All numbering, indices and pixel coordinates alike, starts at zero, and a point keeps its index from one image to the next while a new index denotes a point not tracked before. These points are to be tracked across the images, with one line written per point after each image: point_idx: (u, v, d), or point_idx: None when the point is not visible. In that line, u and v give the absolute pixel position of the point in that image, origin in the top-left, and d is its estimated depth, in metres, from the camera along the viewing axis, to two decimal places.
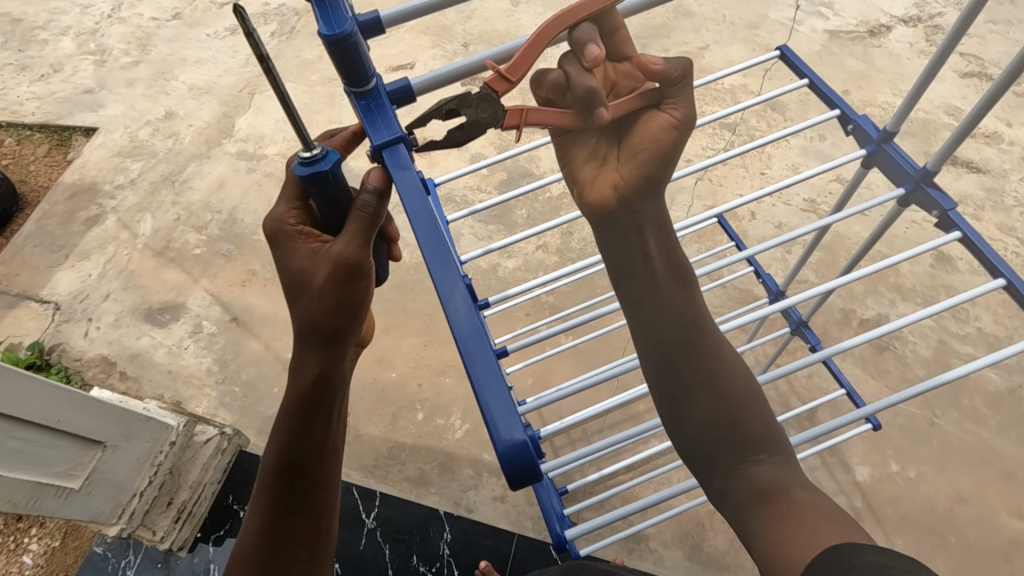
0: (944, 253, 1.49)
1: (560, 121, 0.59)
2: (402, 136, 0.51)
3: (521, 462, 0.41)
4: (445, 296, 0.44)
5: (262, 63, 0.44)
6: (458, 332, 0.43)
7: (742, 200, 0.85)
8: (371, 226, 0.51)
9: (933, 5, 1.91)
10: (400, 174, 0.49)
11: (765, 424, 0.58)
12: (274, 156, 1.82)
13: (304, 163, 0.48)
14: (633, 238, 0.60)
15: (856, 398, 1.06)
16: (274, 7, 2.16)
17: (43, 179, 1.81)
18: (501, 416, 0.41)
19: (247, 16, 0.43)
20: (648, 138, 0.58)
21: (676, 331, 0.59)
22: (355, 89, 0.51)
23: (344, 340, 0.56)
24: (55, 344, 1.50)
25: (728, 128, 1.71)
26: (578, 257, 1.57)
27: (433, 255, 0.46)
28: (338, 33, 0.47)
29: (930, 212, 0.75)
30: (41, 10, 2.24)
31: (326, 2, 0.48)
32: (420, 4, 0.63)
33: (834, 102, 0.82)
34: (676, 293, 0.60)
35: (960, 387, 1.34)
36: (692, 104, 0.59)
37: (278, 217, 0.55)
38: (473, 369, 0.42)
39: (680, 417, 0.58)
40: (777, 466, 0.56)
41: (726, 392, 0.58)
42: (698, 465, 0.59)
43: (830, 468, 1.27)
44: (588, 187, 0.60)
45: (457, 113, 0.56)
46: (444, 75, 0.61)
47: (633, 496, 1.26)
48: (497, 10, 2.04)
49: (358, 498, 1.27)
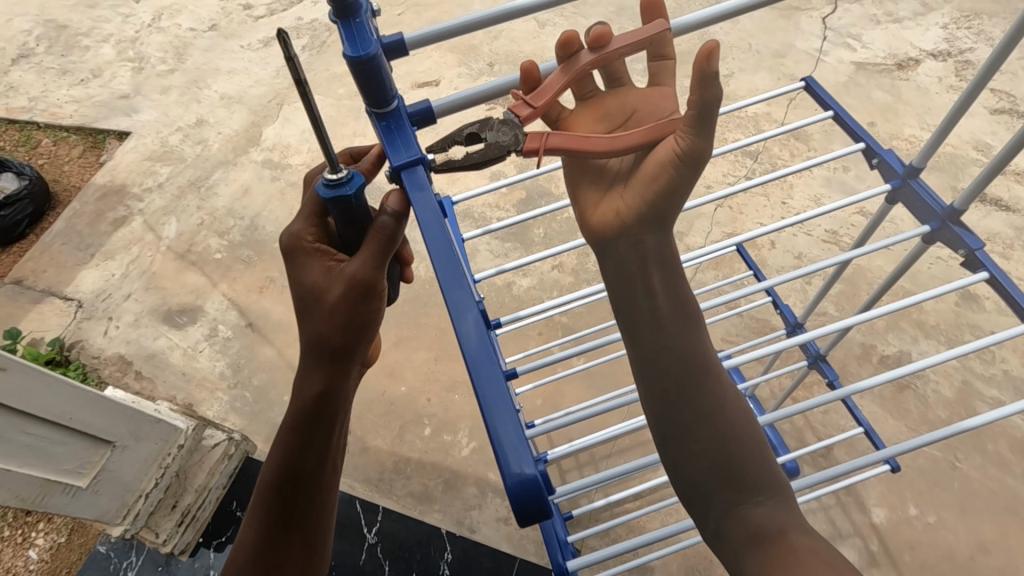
0: (970, 291, 1.45)
1: (583, 145, 0.59)
2: (422, 158, 0.51)
3: (531, 499, 0.40)
4: (458, 321, 0.44)
5: (298, 86, 0.45)
6: (471, 356, 0.43)
7: (762, 230, 0.84)
8: (387, 248, 0.51)
9: (964, 40, 1.89)
10: (418, 196, 0.49)
11: (766, 462, 0.55)
12: (298, 166, 1.85)
13: (327, 184, 0.49)
14: (633, 263, 0.59)
15: (874, 437, 1.02)
16: (307, 22, 2.22)
17: (76, 179, 1.87)
18: (511, 448, 0.40)
19: (288, 40, 0.43)
20: (655, 164, 0.59)
21: (678, 362, 0.57)
22: (377, 109, 0.52)
23: (354, 358, 0.56)
24: (75, 340, 1.53)
25: (750, 156, 1.70)
26: (593, 279, 1.56)
27: (449, 280, 0.46)
28: (362, 54, 0.48)
29: (956, 250, 0.74)
30: (85, 18, 2.32)
31: (353, 27, 0.49)
32: (446, 28, 0.64)
33: (858, 135, 0.81)
34: (678, 323, 0.58)
35: (985, 431, 1.29)
36: (702, 138, 0.56)
37: (296, 233, 0.56)
38: (485, 397, 0.41)
39: (680, 450, 0.56)
40: (777, 508, 0.53)
41: (727, 427, 0.55)
42: (694, 502, 0.55)
43: (847, 508, 1.24)
44: (589, 212, 0.62)
45: (478, 137, 0.58)
46: (468, 97, 0.61)
47: (639, 525, 1.23)
48: (524, 32, 2.07)
49: (361, 512, 1.26)
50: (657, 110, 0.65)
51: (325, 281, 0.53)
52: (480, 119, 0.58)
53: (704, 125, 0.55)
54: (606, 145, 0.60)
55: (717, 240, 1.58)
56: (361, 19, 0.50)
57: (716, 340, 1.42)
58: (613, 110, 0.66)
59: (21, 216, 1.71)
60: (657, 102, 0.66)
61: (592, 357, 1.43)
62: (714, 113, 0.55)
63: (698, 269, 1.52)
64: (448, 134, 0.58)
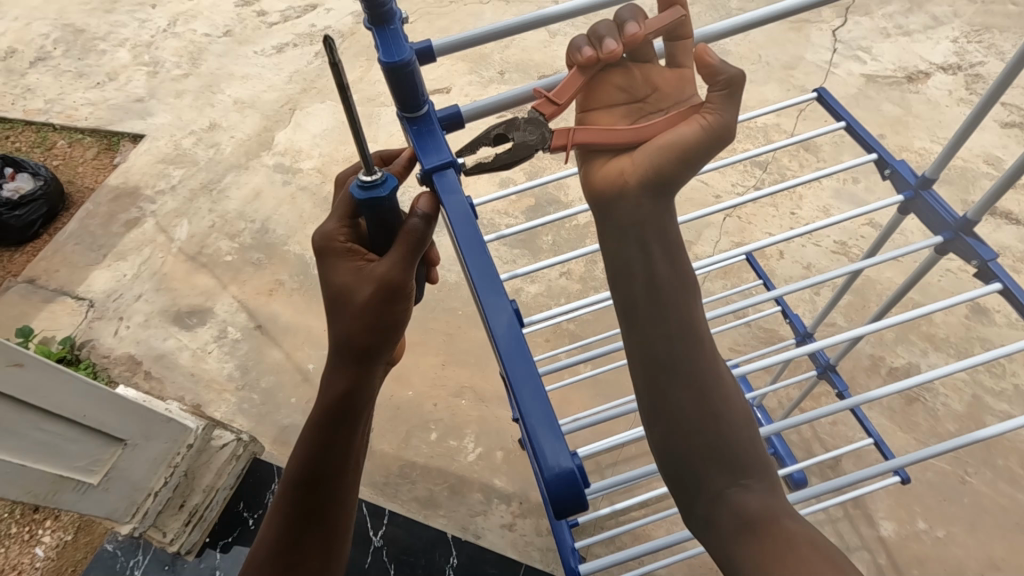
0: (980, 304, 1.44)
1: (607, 137, 0.61)
2: (452, 161, 0.52)
3: (567, 492, 0.40)
4: (492, 320, 0.44)
5: (340, 91, 0.46)
6: (504, 354, 0.43)
7: (772, 239, 0.84)
8: (416, 249, 0.52)
9: (974, 54, 1.89)
10: (449, 198, 0.50)
11: (755, 448, 0.56)
12: (309, 170, 1.86)
13: (362, 186, 0.49)
14: (633, 242, 0.59)
15: (884, 448, 1.01)
16: (321, 29, 2.25)
17: (89, 181, 1.89)
18: (547, 442, 0.40)
19: (333, 46, 0.44)
20: (677, 137, 0.61)
21: (675, 342, 0.57)
22: (409, 114, 0.53)
23: (380, 357, 0.57)
24: (86, 340, 1.55)
25: (760, 166, 1.71)
26: (601, 286, 1.56)
27: (482, 282, 0.46)
28: (397, 60, 0.50)
29: (968, 261, 0.74)
30: (102, 22, 2.36)
31: (388, 34, 0.51)
32: (476, 33, 0.64)
33: (871, 145, 0.81)
34: (676, 301, 0.58)
35: (995, 445, 1.28)
36: (727, 115, 0.62)
37: (328, 233, 0.56)
38: (521, 395, 0.41)
39: (672, 430, 0.56)
40: (766, 495, 0.54)
41: (719, 408, 0.56)
42: (683, 488, 0.56)
43: (854, 521, 1.23)
44: (598, 177, 0.62)
45: (505, 138, 0.58)
46: (497, 102, 0.62)
47: (644, 534, 1.22)
48: (535, 41, 2.09)
49: (367, 515, 1.26)
50: (676, 94, 0.68)
51: (355, 282, 0.54)
52: (507, 120, 0.58)
53: (733, 102, 0.62)
54: (629, 135, 0.62)
55: (726, 249, 1.58)
56: (395, 26, 0.51)
57: (724, 349, 1.42)
58: (636, 82, 0.67)
59: (36, 216, 1.73)
60: (677, 86, 0.68)
61: (599, 364, 1.44)
62: (738, 92, 0.62)
63: (707, 278, 1.53)
64: (476, 136, 0.59)
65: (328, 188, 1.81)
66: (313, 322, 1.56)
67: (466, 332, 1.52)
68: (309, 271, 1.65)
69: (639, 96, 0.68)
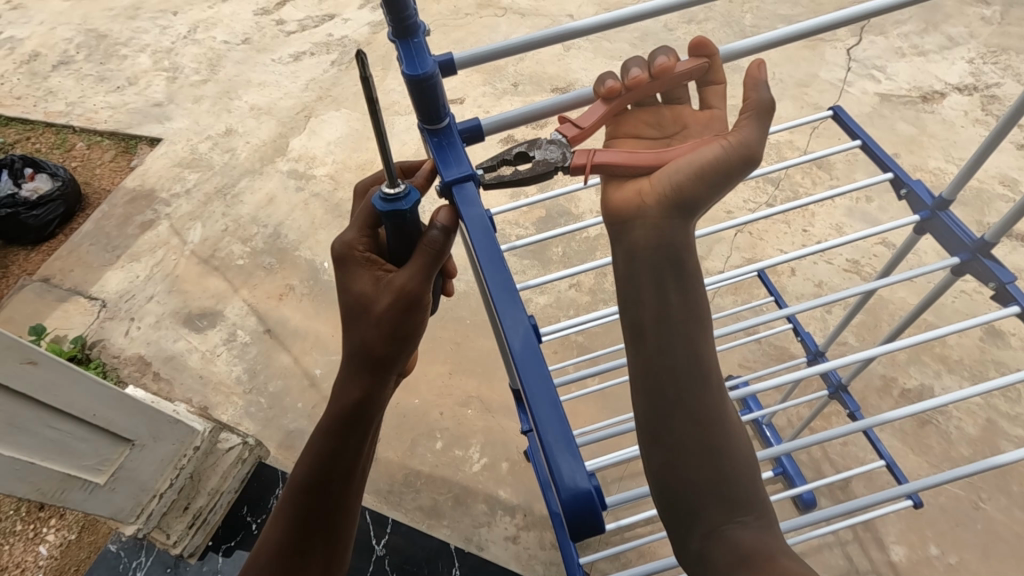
0: (996, 327, 1.42)
1: (628, 160, 0.62)
2: (471, 173, 0.53)
3: (584, 512, 0.40)
4: (510, 334, 0.44)
5: (370, 104, 0.46)
6: (523, 373, 0.43)
7: (785, 256, 0.83)
8: (435, 261, 0.52)
9: (990, 75, 1.88)
10: (468, 211, 0.50)
11: (755, 484, 0.52)
12: (322, 177, 1.88)
13: (385, 198, 0.49)
14: (644, 265, 0.58)
15: (896, 471, 0.99)
16: (337, 39, 2.29)
17: (106, 182, 1.92)
18: (565, 462, 0.40)
19: (365, 62, 0.45)
20: (699, 161, 0.62)
21: (683, 367, 0.54)
22: (430, 126, 0.54)
23: (394, 366, 0.57)
24: (97, 339, 1.56)
25: (772, 183, 1.70)
26: (610, 298, 1.56)
27: (502, 297, 0.46)
28: (420, 73, 0.51)
29: (986, 283, 0.73)
30: (125, 28, 2.41)
31: (412, 48, 0.52)
32: (498, 48, 0.65)
33: (887, 164, 0.81)
34: (685, 325, 0.56)
35: (1011, 471, 1.25)
36: (749, 147, 0.63)
37: (348, 242, 0.57)
38: (538, 413, 0.41)
39: (671, 456, 0.52)
40: (764, 532, 0.50)
41: (722, 437, 0.53)
42: (676, 518, 0.52)
43: (864, 544, 1.21)
44: (615, 191, 0.64)
45: (526, 156, 0.60)
46: (521, 115, 0.61)
47: (650, 551, 1.21)
48: (549, 54, 2.11)
49: (370, 524, 1.26)
50: (705, 130, 0.68)
51: (375, 291, 0.55)
52: (529, 139, 0.60)
53: (757, 134, 0.64)
54: (651, 158, 0.63)
55: (737, 264, 1.58)
56: (419, 39, 0.53)
57: (734, 365, 1.41)
58: (666, 121, 0.69)
59: (53, 216, 1.76)
60: (708, 125, 0.69)
61: (607, 378, 1.43)
62: (763, 132, 0.64)
63: (717, 294, 1.52)
64: (498, 154, 0.61)
65: (341, 195, 1.83)
66: (323, 328, 1.57)
67: (475, 341, 1.52)
68: (319, 277, 1.66)
69: (669, 134, 0.69)
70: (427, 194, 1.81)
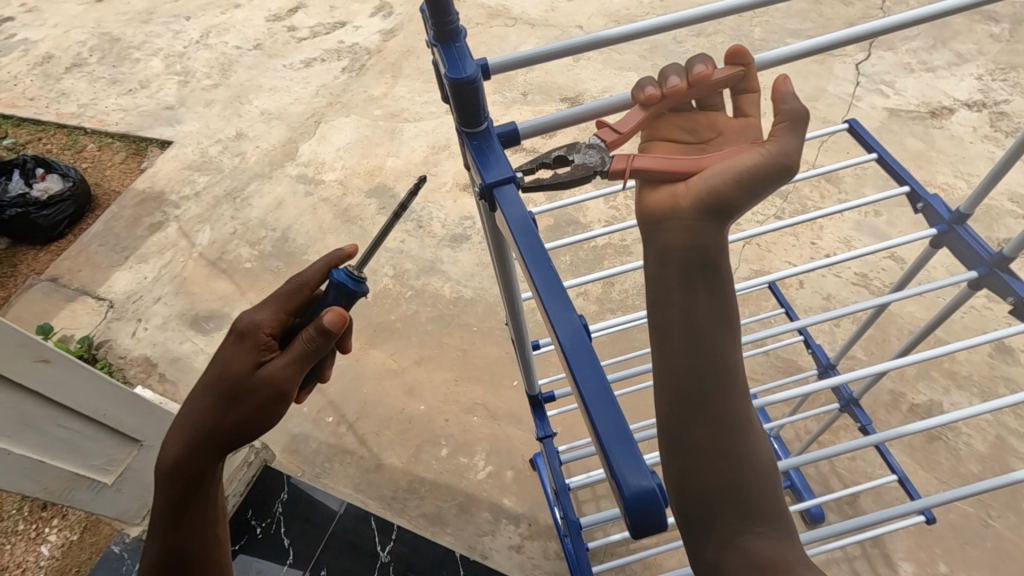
0: (1005, 344, 1.42)
1: (667, 165, 0.60)
2: (512, 176, 0.53)
3: (649, 513, 0.39)
4: (561, 331, 0.44)
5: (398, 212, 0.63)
6: (580, 375, 0.42)
7: (797, 268, 0.82)
8: (310, 358, 0.58)
9: (999, 92, 1.89)
10: (511, 212, 0.50)
11: (774, 495, 0.52)
12: (331, 182, 1.89)
13: (347, 274, 0.60)
14: (671, 265, 0.58)
15: (909, 486, 0.98)
16: (348, 45, 2.31)
17: (116, 183, 1.93)
18: (624, 463, 0.39)
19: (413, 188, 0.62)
20: (738, 166, 0.60)
21: (708, 370, 0.54)
22: (469, 128, 0.55)
23: (232, 443, 0.61)
24: (103, 340, 1.57)
25: (780, 195, 1.70)
26: (617, 308, 1.56)
27: (550, 294, 0.46)
28: (463, 76, 0.51)
29: (1004, 298, 0.72)
30: (138, 32, 2.44)
31: (454, 54, 0.52)
32: (527, 56, 0.65)
33: (904, 178, 0.80)
34: (713, 328, 0.56)
35: (1020, 489, 1.24)
36: (789, 150, 0.61)
37: (259, 321, 0.61)
38: (593, 413, 0.40)
39: (691, 459, 0.52)
40: (780, 542, 0.50)
41: (744, 444, 0.53)
42: (690, 524, 0.52)
43: (872, 560, 1.20)
44: (649, 193, 0.62)
45: (566, 160, 0.59)
46: (558, 119, 0.61)
47: (654, 563, 1.20)
48: (558, 65, 2.12)
49: (375, 530, 1.22)
50: (740, 139, 0.67)
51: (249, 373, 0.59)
52: (569, 143, 0.60)
53: (796, 136, 0.62)
54: (690, 164, 0.60)
55: (745, 276, 1.58)
56: (460, 44, 0.54)
57: None
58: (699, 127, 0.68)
59: (62, 216, 1.77)
60: (742, 133, 0.67)
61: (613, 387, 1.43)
62: (802, 131, 0.63)
63: None
64: (535, 160, 0.60)
65: (350, 200, 1.84)
66: None
67: (481, 348, 1.52)
68: None
69: (703, 139, 0.68)
70: (435, 202, 1.82)
